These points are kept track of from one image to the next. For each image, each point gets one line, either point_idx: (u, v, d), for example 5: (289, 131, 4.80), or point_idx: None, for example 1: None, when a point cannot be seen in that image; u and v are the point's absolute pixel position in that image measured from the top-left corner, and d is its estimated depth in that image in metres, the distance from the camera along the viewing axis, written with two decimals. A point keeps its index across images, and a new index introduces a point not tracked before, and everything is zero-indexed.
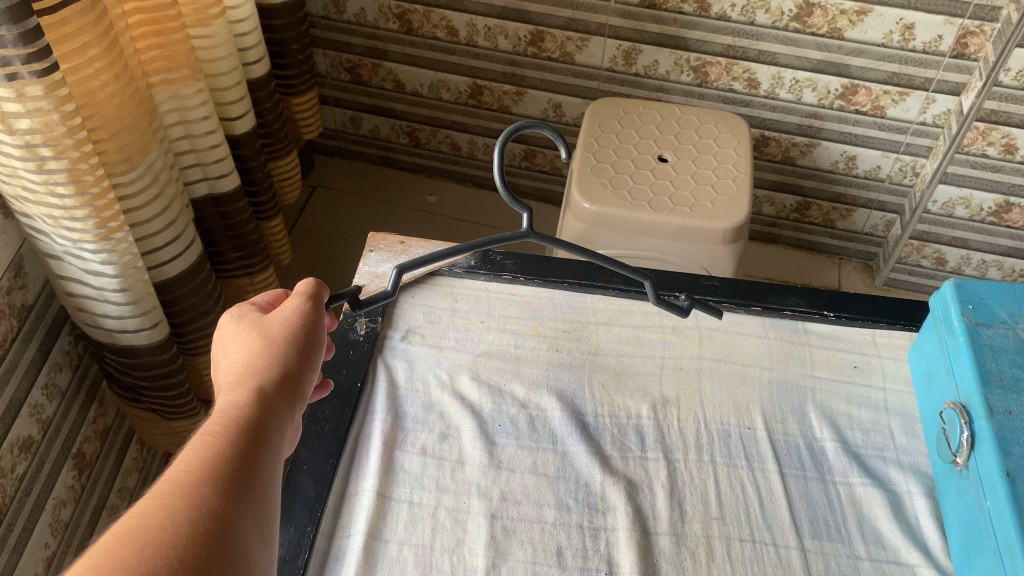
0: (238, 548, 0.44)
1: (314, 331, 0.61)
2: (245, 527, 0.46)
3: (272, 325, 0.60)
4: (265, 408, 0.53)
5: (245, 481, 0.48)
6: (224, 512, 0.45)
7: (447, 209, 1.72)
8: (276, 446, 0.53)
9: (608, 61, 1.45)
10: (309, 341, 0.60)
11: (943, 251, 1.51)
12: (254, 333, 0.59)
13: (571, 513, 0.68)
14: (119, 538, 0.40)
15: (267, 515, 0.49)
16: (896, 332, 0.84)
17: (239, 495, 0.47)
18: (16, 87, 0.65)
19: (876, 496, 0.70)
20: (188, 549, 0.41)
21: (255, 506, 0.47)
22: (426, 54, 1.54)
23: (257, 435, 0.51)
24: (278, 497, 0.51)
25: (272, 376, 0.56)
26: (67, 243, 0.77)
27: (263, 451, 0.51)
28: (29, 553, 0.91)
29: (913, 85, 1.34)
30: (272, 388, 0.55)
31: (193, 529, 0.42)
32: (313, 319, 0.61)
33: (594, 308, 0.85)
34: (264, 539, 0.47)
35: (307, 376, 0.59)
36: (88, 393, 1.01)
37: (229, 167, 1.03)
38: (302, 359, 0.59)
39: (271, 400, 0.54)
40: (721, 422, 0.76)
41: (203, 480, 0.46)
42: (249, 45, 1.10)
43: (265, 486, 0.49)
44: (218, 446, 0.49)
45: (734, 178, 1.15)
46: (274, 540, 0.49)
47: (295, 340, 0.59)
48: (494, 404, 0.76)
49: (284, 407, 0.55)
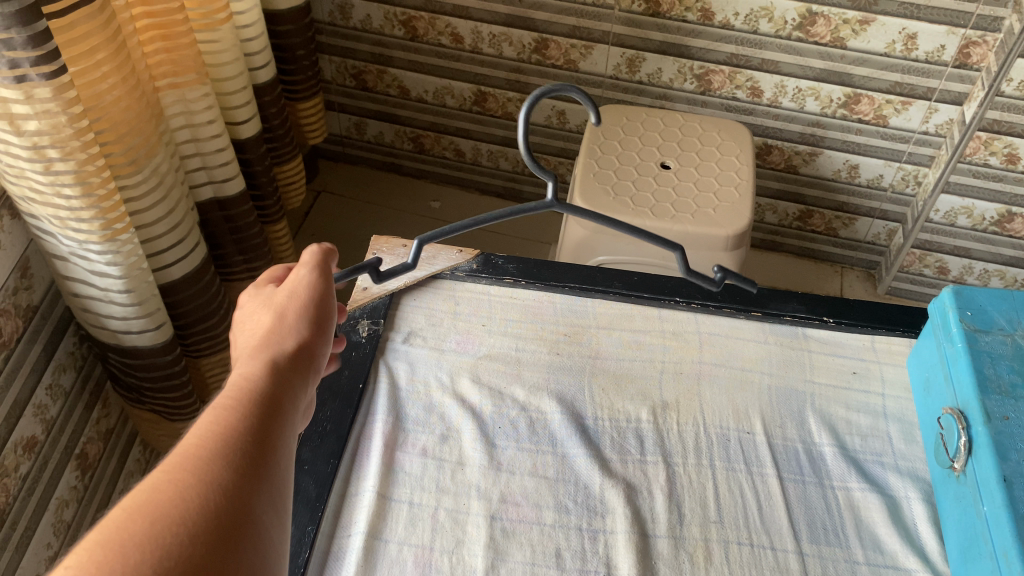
0: (249, 522, 0.44)
1: (324, 307, 0.61)
2: (257, 501, 0.45)
3: (283, 304, 0.60)
4: (277, 383, 0.53)
5: (260, 454, 0.48)
6: (236, 486, 0.45)
7: (450, 214, 1.73)
8: (290, 421, 0.53)
9: (611, 68, 1.46)
10: (319, 314, 0.60)
11: (944, 260, 1.52)
12: (266, 312, 0.60)
13: (570, 515, 0.68)
14: (130, 513, 0.40)
15: (281, 490, 0.48)
16: (895, 339, 0.84)
17: (252, 468, 0.46)
18: (25, 89, 0.66)
19: (874, 501, 0.70)
20: (198, 523, 0.41)
21: (267, 480, 0.47)
22: (431, 61, 1.55)
23: (270, 410, 0.51)
24: (293, 472, 0.50)
25: (283, 354, 0.56)
26: (73, 244, 0.78)
27: (275, 426, 0.51)
28: (31, 553, 0.92)
29: (915, 94, 1.35)
30: (283, 365, 0.55)
31: (203, 504, 0.42)
32: (322, 293, 0.62)
33: (594, 312, 0.86)
34: (277, 515, 0.47)
35: (320, 349, 0.59)
36: (91, 394, 1.02)
37: (234, 171, 1.04)
38: (314, 332, 0.59)
39: (284, 376, 0.54)
40: (720, 426, 0.76)
41: (213, 455, 0.45)
42: (255, 50, 1.11)
43: (279, 460, 0.49)
44: (230, 421, 0.48)
45: (735, 186, 1.15)
46: (288, 517, 0.49)
47: (306, 314, 0.60)
48: (495, 407, 0.76)
49: (297, 383, 0.55)
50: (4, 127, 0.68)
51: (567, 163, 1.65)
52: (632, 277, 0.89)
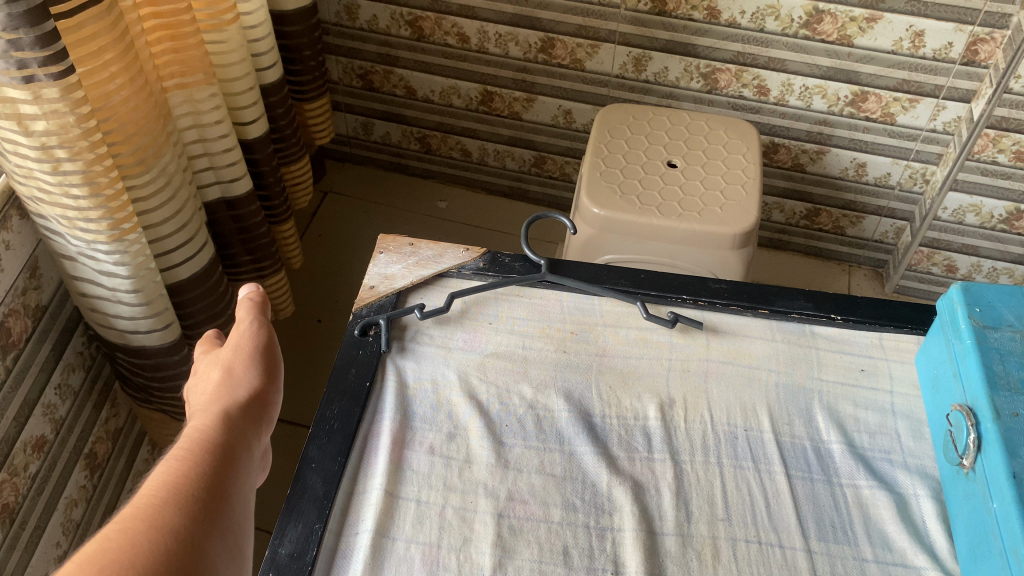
0: (204, 566, 0.44)
1: (270, 357, 0.65)
2: (213, 545, 0.46)
3: (230, 358, 0.63)
4: (230, 432, 0.55)
5: (214, 499, 0.48)
6: (189, 531, 0.45)
7: (457, 214, 1.73)
8: (246, 468, 0.54)
9: (618, 68, 1.46)
10: (268, 364, 0.64)
11: (953, 259, 1.51)
12: (216, 367, 0.63)
13: (578, 513, 0.68)
14: (80, 565, 0.40)
15: (237, 535, 0.49)
16: (904, 336, 0.83)
17: (206, 514, 0.47)
18: (33, 89, 0.66)
19: (882, 498, 0.70)
20: (151, 568, 0.41)
21: (224, 524, 0.48)
22: (437, 61, 1.55)
23: (221, 460, 0.52)
24: (250, 518, 0.52)
25: (235, 403, 0.58)
26: (81, 244, 0.78)
27: (230, 473, 0.52)
28: (40, 552, 0.93)
29: (923, 92, 1.34)
30: (234, 418, 0.57)
31: (156, 548, 0.43)
32: (268, 344, 0.65)
33: (601, 310, 0.85)
34: (235, 559, 0.47)
35: (271, 399, 0.62)
36: (100, 393, 1.02)
37: (242, 170, 1.04)
38: (264, 381, 0.62)
39: (235, 425, 0.56)
40: (728, 424, 0.76)
41: (167, 501, 0.46)
42: (262, 51, 1.12)
43: (234, 506, 0.50)
44: (184, 469, 0.50)
45: (742, 184, 1.15)
46: (246, 564, 0.49)
47: (254, 364, 0.63)
48: (502, 405, 0.76)
49: (249, 434, 0.57)
50: (13, 128, 0.68)
51: (573, 163, 1.65)
52: (639, 275, 0.87)
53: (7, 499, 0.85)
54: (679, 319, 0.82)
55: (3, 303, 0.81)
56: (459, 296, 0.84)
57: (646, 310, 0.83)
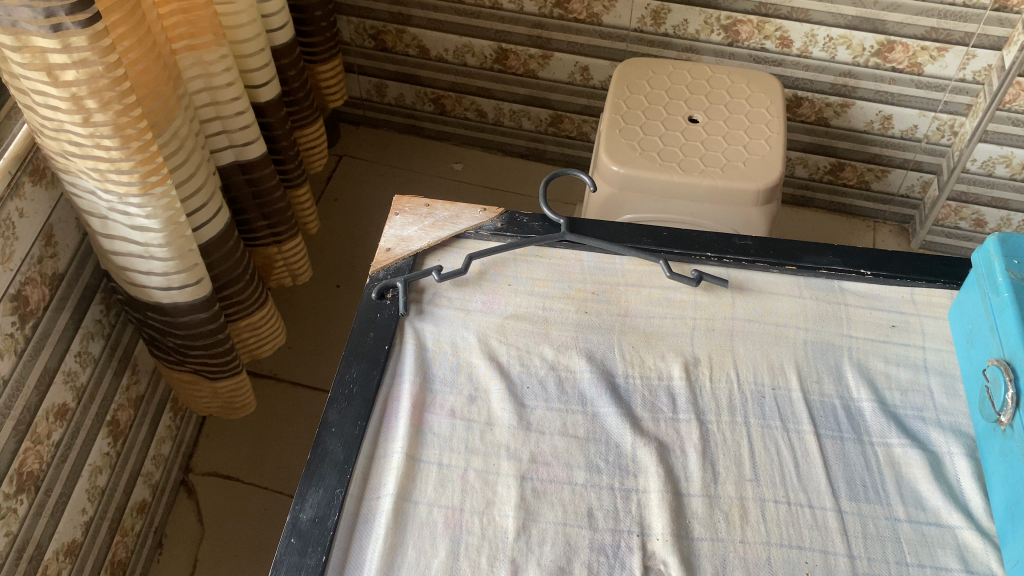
0: None
1: None
2: None
3: None
4: None
5: None
6: None
7: (474, 176, 1.71)
8: None
9: (635, 21, 1.42)
10: None
11: (981, 213, 1.47)
12: None
13: (602, 475, 0.68)
14: None
15: None
16: (936, 291, 0.81)
17: None
18: (61, 38, 0.64)
19: (915, 457, 0.69)
20: None
21: None
22: (450, 18, 1.51)
23: None
24: None
25: None
26: (113, 198, 0.77)
27: None
28: (67, 519, 0.94)
29: (952, 40, 1.30)
30: None
31: None
32: None
33: (623, 270, 0.82)
34: None
35: None
36: (121, 360, 1.02)
37: (255, 134, 1.02)
38: None
39: None
40: (755, 383, 0.74)
41: None
42: (271, 12, 1.09)
43: None
44: None
45: (766, 138, 1.12)
46: None
47: None
48: (523, 366, 0.75)
49: None
50: (42, 78, 0.66)
51: (591, 121, 1.62)
52: (661, 233, 0.84)
53: (31, 467, 0.85)
54: (704, 277, 0.80)
55: (19, 271, 0.80)
56: (476, 257, 0.82)
57: (668, 268, 0.81)
